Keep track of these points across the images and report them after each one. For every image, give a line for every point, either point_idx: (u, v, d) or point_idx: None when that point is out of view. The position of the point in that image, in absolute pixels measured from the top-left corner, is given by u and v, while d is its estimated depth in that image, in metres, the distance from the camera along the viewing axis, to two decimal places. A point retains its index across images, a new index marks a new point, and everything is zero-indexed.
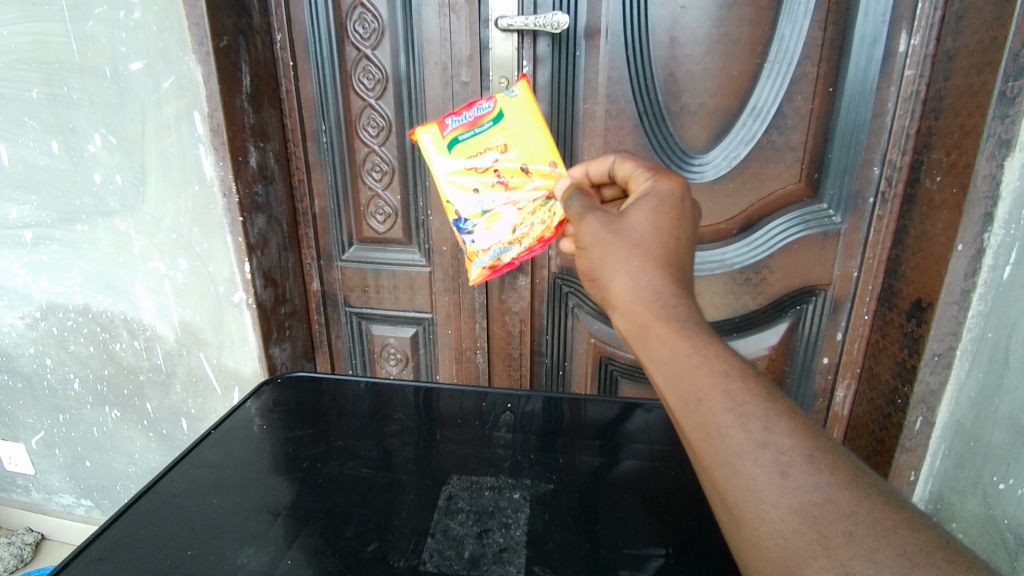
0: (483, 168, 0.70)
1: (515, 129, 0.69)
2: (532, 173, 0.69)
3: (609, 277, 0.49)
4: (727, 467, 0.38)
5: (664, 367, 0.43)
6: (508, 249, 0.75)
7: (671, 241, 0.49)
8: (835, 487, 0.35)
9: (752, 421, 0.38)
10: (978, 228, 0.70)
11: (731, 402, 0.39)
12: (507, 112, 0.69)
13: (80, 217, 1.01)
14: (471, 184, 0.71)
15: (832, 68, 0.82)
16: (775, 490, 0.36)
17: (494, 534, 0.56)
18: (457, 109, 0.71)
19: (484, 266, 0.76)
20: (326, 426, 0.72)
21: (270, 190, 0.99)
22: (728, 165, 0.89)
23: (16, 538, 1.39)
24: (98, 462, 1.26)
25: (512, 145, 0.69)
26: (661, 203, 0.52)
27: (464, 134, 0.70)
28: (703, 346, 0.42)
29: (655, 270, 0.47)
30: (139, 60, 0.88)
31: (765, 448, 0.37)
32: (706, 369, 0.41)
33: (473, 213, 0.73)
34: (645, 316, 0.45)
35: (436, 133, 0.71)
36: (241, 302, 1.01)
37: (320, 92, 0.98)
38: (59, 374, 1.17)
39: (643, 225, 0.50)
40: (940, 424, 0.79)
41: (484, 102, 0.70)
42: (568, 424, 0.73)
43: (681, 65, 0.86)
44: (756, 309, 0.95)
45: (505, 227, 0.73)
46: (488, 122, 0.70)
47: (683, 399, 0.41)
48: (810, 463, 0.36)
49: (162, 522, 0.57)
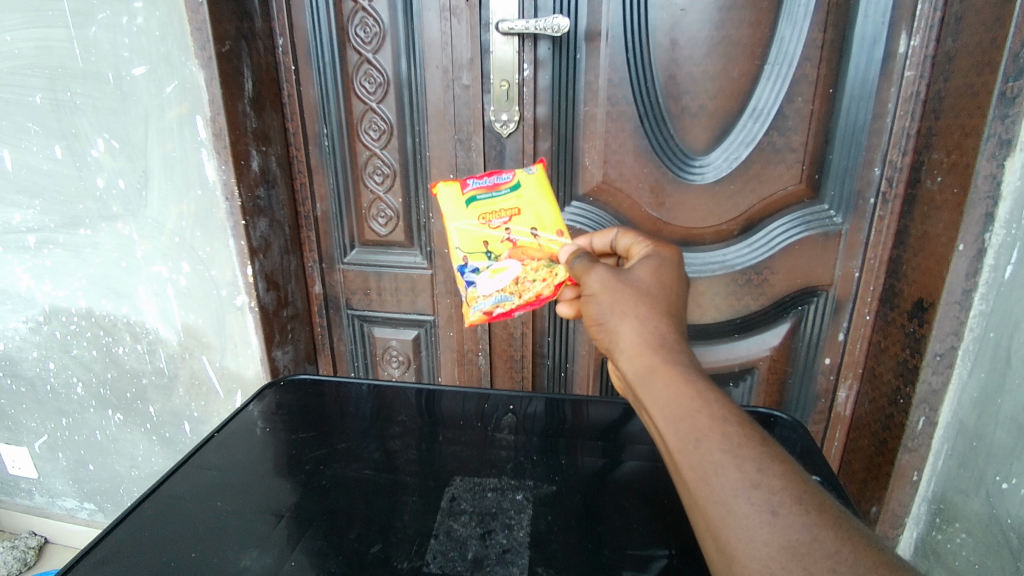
0: (494, 226, 0.70)
1: (530, 198, 0.71)
2: (540, 239, 0.69)
3: (616, 322, 0.49)
4: (721, 505, 0.38)
5: (665, 409, 0.42)
6: (507, 299, 0.72)
7: (674, 297, 0.51)
8: (821, 527, 0.36)
9: (747, 462, 0.38)
10: (978, 229, 0.71)
11: (729, 443, 0.39)
12: (524, 183, 0.71)
13: (84, 221, 1.01)
14: (481, 238, 0.70)
15: (832, 70, 0.82)
16: (766, 528, 0.36)
17: (497, 535, 0.56)
18: (479, 175, 0.73)
19: (481, 313, 0.72)
20: (328, 428, 0.73)
21: (272, 193, 1.00)
22: (729, 167, 0.89)
23: (20, 542, 1.40)
24: (101, 465, 1.26)
25: (524, 211, 0.70)
26: (663, 264, 0.54)
27: (482, 194, 0.71)
28: (705, 390, 0.42)
29: (661, 316, 0.48)
30: (142, 65, 0.89)
31: (758, 487, 0.37)
32: (706, 411, 0.41)
33: (479, 258, 0.71)
34: (650, 357, 0.45)
35: (455, 190, 0.72)
36: (243, 305, 1.01)
37: (321, 96, 0.98)
38: (62, 378, 1.18)
39: (649, 280, 0.51)
40: (943, 425, 0.79)
41: (505, 173, 0.72)
42: (571, 426, 0.73)
43: (682, 68, 0.86)
44: (758, 311, 0.95)
45: (508, 279, 0.71)
46: (505, 189, 0.71)
47: (682, 439, 0.41)
48: (799, 503, 0.37)
49: (164, 524, 0.57)
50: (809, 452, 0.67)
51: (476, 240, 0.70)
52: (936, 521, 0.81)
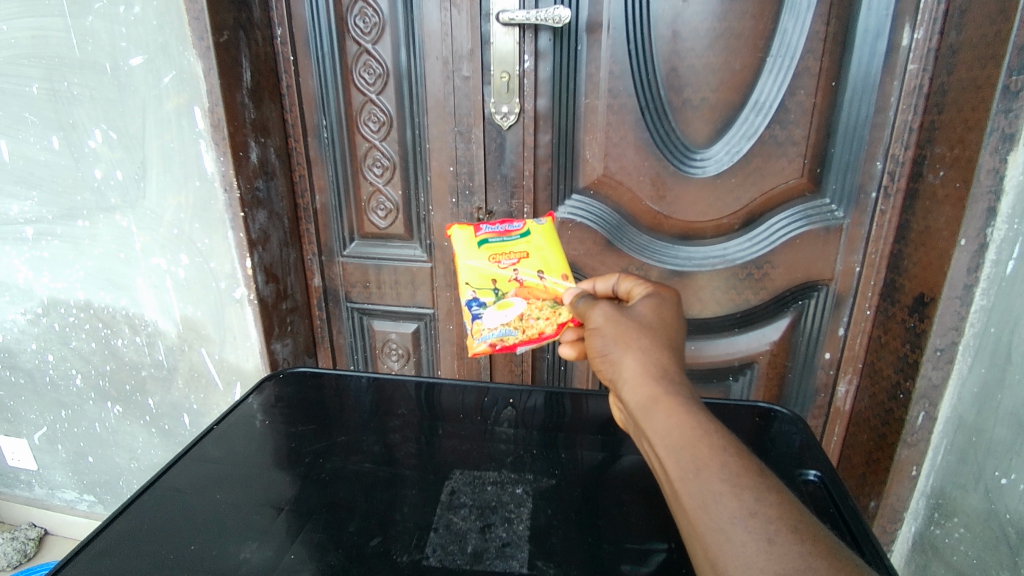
0: (503, 266, 0.73)
1: (538, 244, 0.75)
2: (546, 281, 0.71)
3: (620, 354, 0.49)
4: (718, 532, 0.37)
5: (667, 439, 0.42)
6: (510, 333, 0.71)
7: (674, 332, 0.51)
8: (815, 555, 0.35)
9: (745, 491, 0.38)
10: (980, 223, 0.71)
11: (728, 473, 0.39)
12: (534, 231, 0.76)
13: (82, 213, 1.01)
14: (490, 276, 0.72)
15: (835, 63, 0.81)
16: (762, 556, 0.35)
17: (497, 528, 0.56)
18: (491, 223, 0.77)
19: (485, 344, 0.71)
20: (328, 421, 0.73)
21: (271, 185, 0.99)
22: (730, 161, 0.88)
23: (19, 533, 1.40)
24: (100, 457, 1.26)
25: (532, 255, 0.74)
26: (663, 302, 0.54)
27: (494, 238, 0.75)
28: (706, 421, 0.42)
29: (663, 348, 0.48)
30: (140, 55, 0.88)
31: (755, 515, 0.37)
32: (706, 441, 0.41)
33: (487, 293, 0.72)
34: (652, 388, 0.45)
35: (468, 233, 0.75)
36: (242, 298, 1.01)
37: (320, 87, 0.98)
38: (60, 370, 1.18)
39: (651, 317, 0.52)
40: (942, 420, 0.79)
41: (516, 223, 0.77)
42: (570, 420, 0.73)
43: (684, 60, 0.86)
44: (758, 306, 0.95)
45: (514, 314, 0.71)
46: (516, 235, 0.75)
47: (683, 468, 0.40)
48: (794, 532, 0.36)
49: (165, 515, 0.57)
50: (809, 446, 0.67)
51: (485, 276, 0.72)
52: (934, 515, 0.81)
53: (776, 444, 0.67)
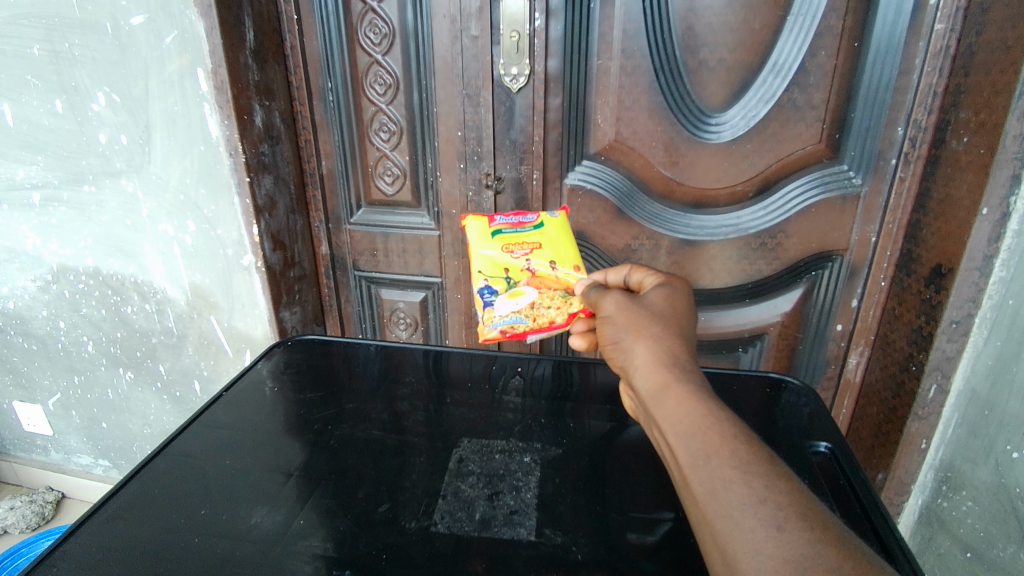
0: (516, 255, 0.73)
1: (551, 236, 0.75)
2: (558, 271, 0.71)
3: (631, 342, 0.49)
4: (727, 519, 0.37)
5: (677, 425, 0.42)
6: (520, 321, 0.72)
7: (686, 322, 0.51)
8: (824, 543, 0.35)
9: (755, 478, 0.38)
10: (1004, 191, 0.69)
11: (738, 460, 0.39)
12: (547, 223, 0.76)
13: (87, 178, 1.00)
14: (502, 266, 0.73)
15: (858, 22, 0.78)
16: (771, 542, 0.35)
17: (505, 496, 0.56)
18: (506, 215, 0.78)
19: (496, 331, 0.72)
20: (337, 388, 0.73)
21: (276, 150, 0.98)
22: (746, 125, 0.86)
23: (37, 497, 1.44)
24: (114, 423, 1.29)
25: (545, 245, 0.74)
26: (675, 294, 0.54)
27: (507, 229, 0.75)
28: (716, 408, 0.42)
29: (674, 336, 0.48)
30: (140, 15, 0.86)
31: (765, 503, 0.36)
32: (716, 428, 0.40)
33: (498, 282, 0.73)
34: (663, 375, 0.45)
35: (482, 224, 0.76)
36: (250, 266, 1.00)
37: (325, 48, 0.95)
38: (72, 337, 1.19)
39: (662, 306, 0.52)
40: (954, 392, 0.79)
41: (529, 214, 0.77)
42: (578, 389, 0.73)
43: (700, 18, 0.82)
44: (770, 276, 0.93)
45: (525, 303, 0.72)
46: (529, 226, 0.76)
47: (693, 454, 0.40)
48: (803, 519, 0.36)
49: (176, 481, 0.58)
50: (818, 419, 0.66)
51: (498, 265, 0.73)
52: (942, 488, 0.81)
53: (785, 416, 0.67)
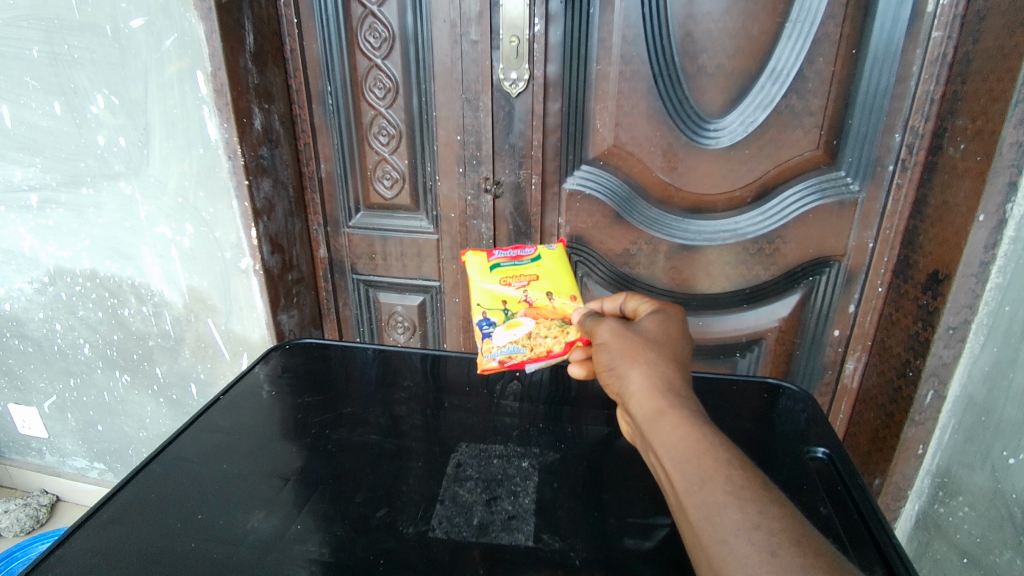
0: (514, 287, 0.74)
1: (548, 268, 0.76)
2: (555, 301, 0.72)
3: (627, 367, 0.49)
4: (721, 544, 0.37)
5: (673, 451, 0.42)
6: (518, 350, 0.70)
7: (679, 349, 0.52)
8: (817, 568, 0.34)
9: (750, 503, 0.38)
10: (1000, 198, 0.70)
11: (732, 486, 0.39)
12: (544, 256, 0.77)
13: (85, 180, 1.00)
14: (501, 298, 0.74)
15: (856, 29, 0.78)
16: (764, 567, 0.35)
17: (503, 501, 0.56)
18: (505, 251, 0.79)
19: (495, 361, 0.70)
20: (335, 392, 0.73)
21: (275, 153, 0.98)
22: (744, 131, 0.86)
23: (31, 500, 1.43)
24: (110, 426, 1.28)
25: (542, 277, 0.75)
26: (668, 321, 0.55)
27: (506, 262, 0.76)
28: (711, 435, 0.42)
29: (668, 362, 0.49)
30: (140, 17, 0.86)
31: (758, 528, 0.36)
32: (711, 454, 0.41)
33: (497, 314, 0.74)
34: (659, 401, 0.45)
35: (481, 259, 0.77)
36: (248, 269, 1.00)
37: (325, 52, 0.95)
38: (68, 339, 1.19)
39: (656, 333, 0.53)
40: (951, 399, 0.79)
41: (527, 249, 0.79)
42: (576, 394, 0.73)
43: (699, 24, 0.83)
44: (769, 281, 0.93)
45: (522, 333, 0.71)
46: (527, 259, 0.77)
47: (688, 480, 0.40)
48: (796, 544, 0.35)
49: (171, 485, 0.58)
50: (816, 424, 0.66)
51: (496, 298, 0.73)
52: (939, 494, 0.81)
53: (782, 421, 0.67)
